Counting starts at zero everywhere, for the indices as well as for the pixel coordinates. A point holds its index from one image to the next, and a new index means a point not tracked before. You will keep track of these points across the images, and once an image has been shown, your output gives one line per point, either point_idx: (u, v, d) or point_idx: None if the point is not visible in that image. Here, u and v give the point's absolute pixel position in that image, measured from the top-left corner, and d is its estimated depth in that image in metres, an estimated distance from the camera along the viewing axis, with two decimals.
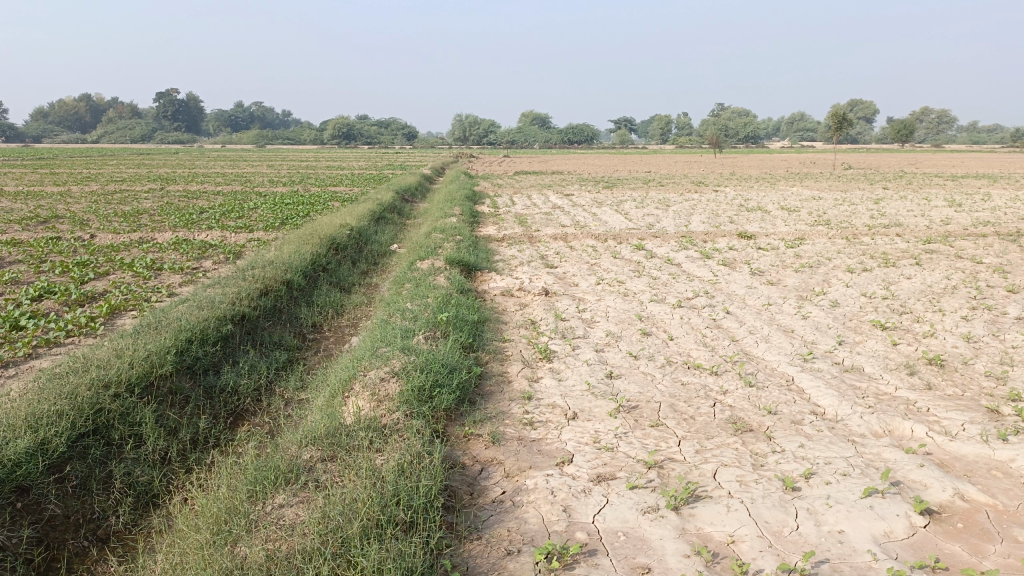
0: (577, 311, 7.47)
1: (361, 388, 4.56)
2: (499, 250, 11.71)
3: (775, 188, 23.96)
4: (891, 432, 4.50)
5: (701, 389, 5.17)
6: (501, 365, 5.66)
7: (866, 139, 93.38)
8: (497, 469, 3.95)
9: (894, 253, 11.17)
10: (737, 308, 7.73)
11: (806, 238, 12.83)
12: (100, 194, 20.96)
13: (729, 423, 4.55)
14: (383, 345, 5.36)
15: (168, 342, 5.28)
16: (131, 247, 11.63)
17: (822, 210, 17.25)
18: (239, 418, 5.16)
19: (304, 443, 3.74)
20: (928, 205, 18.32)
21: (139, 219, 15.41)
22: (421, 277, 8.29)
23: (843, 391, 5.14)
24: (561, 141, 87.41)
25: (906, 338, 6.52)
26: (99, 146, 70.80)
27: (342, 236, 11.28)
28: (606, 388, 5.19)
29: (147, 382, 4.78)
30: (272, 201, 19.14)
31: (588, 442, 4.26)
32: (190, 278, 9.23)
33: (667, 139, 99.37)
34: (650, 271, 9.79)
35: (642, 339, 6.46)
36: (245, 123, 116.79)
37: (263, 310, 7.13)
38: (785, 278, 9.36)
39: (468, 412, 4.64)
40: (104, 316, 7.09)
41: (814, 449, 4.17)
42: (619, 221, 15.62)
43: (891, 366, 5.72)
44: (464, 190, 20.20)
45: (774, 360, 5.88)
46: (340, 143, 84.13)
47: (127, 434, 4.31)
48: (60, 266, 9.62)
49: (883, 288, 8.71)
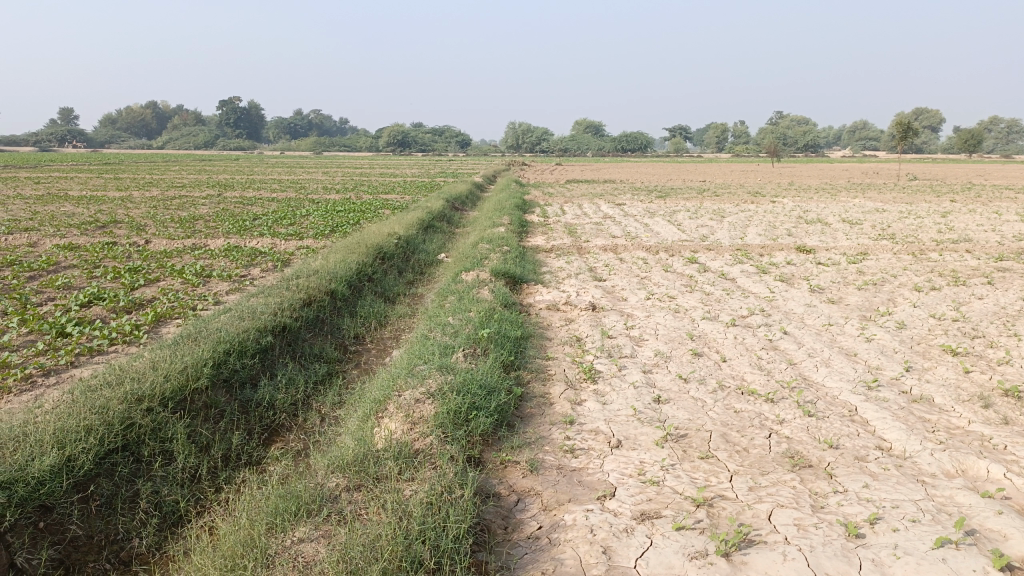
0: (625, 328, 7.18)
1: (394, 409, 4.38)
2: (547, 261, 11.49)
3: (835, 200, 23.22)
4: (965, 472, 4.13)
5: (756, 418, 4.85)
6: (543, 386, 5.43)
7: (932, 149, 90.49)
8: (534, 501, 3.72)
9: (964, 271, 10.61)
10: (795, 328, 7.34)
11: (868, 254, 12.31)
12: (160, 199, 21.42)
13: (784, 458, 4.23)
14: (421, 363, 5.18)
15: (204, 354, 5.17)
16: (184, 253, 11.76)
17: (886, 223, 16.62)
18: (273, 434, 5.04)
19: (332, 470, 3.58)
20: (1000, 219, 17.50)
21: (195, 225, 15.65)
22: (465, 289, 8.12)
23: (911, 425, 4.77)
24: (614, 149, 87.04)
25: (979, 365, 6.08)
26: (162, 150, 72.99)
27: (390, 244, 11.19)
28: (653, 414, 4.91)
29: (181, 396, 4.67)
30: (324, 208, 19.28)
31: (632, 474, 4.00)
32: (237, 286, 9.24)
33: (722, 148, 98.02)
34: (703, 286, 9.47)
35: (693, 360, 6.15)
36: (303, 130, 119.10)
37: (305, 321, 7.03)
38: (846, 296, 8.93)
39: (506, 436, 4.42)
40: (149, 325, 7.08)
41: (879, 491, 3.83)
42: (672, 233, 15.26)
43: (963, 398, 5.31)
44: (514, 199, 20.08)
45: (834, 387, 5.52)
46: (394, 150, 85.17)
47: (158, 451, 4.20)
48: (112, 271, 9.74)
49: (953, 308, 8.22)
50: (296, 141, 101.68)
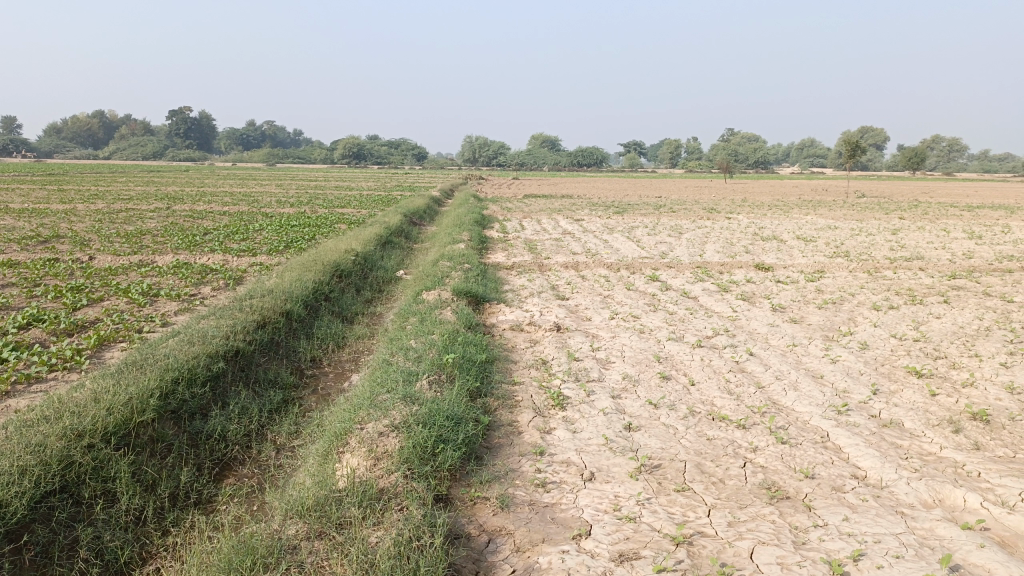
0: (591, 350, 7.04)
1: (357, 443, 4.15)
2: (509, 278, 11.33)
3: (788, 216, 23.56)
4: (942, 502, 4.05)
5: (729, 446, 4.73)
6: (511, 413, 5.24)
7: (876, 167, 93.41)
8: (505, 541, 3.53)
9: (919, 290, 10.75)
10: (761, 349, 7.29)
11: (825, 272, 12.42)
12: (106, 212, 20.74)
13: (762, 490, 4.11)
14: (383, 391, 4.95)
15: (151, 384, 4.87)
16: (130, 270, 11.30)
17: (840, 241, 16.88)
18: (225, 469, 4.76)
19: (290, 516, 3.34)
20: (948, 237, 17.91)
21: (143, 240, 15.12)
22: (426, 309, 7.90)
23: (885, 452, 4.70)
24: (570, 163, 87.80)
25: (945, 387, 6.08)
26: (109, 160, 71.23)
27: (347, 262, 10.91)
28: (625, 443, 4.75)
29: (126, 430, 4.37)
30: (278, 223, 18.86)
31: (608, 510, 3.84)
32: (187, 306, 8.87)
33: (676, 163, 99.52)
34: (666, 305, 9.41)
35: (662, 384, 6.03)
36: (256, 142, 117.46)
37: (259, 344, 6.73)
38: (808, 315, 8.95)
39: (475, 470, 4.22)
40: (91, 349, 6.71)
41: (860, 525, 3.72)
42: (632, 249, 15.25)
43: (933, 422, 5.27)
44: (473, 214, 19.94)
45: (805, 412, 5.45)
46: (349, 163, 84.51)
47: (99, 492, 3.91)
48: (54, 290, 9.28)
49: (913, 328, 8.28)
50: (249, 152, 100.19)
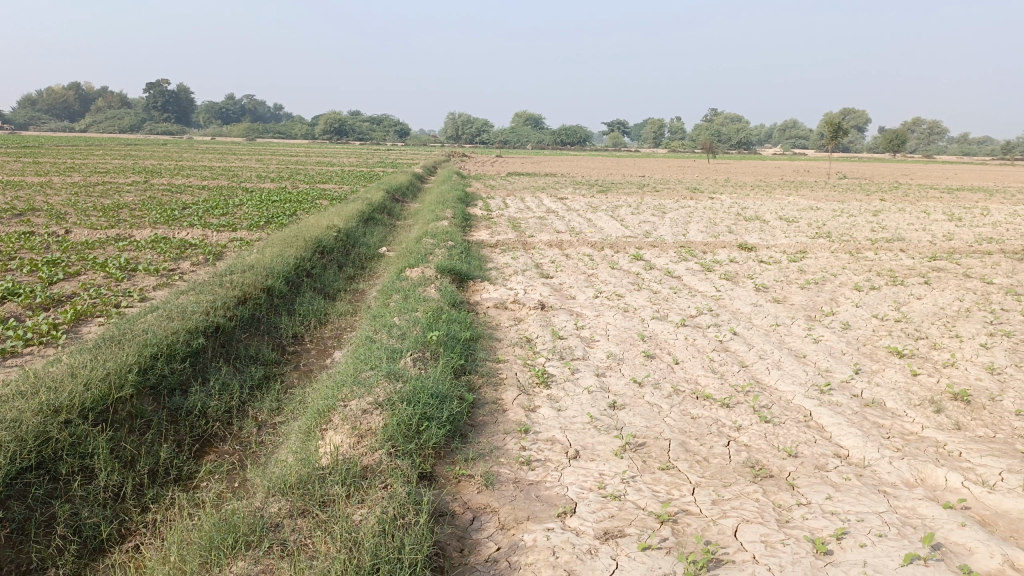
0: (575, 329, 7.01)
1: (340, 420, 4.10)
2: (492, 256, 11.26)
3: (771, 197, 23.62)
4: (923, 482, 4.09)
5: (713, 425, 4.73)
6: (495, 391, 5.22)
7: (858, 148, 94.00)
8: (490, 519, 3.51)
9: (900, 271, 10.82)
10: (744, 328, 7.30)
11: (807, 252, 12.47)
12: (82, 185, 20.37)
13: (746, 468, 4.11)
14: (366, 368, 4.90)
15: (130, 359, 4.79)
16: (108, 244, 11.12)
17: (822, 222, 16.95)
18: (206, 446, 4.70)
19: (272, 494, 3.30)
20: (928, 218, 18.04)
21: (120, 214, 14.86)
22: (410, 286, 7.83)
23: (867, 431, 4.73)
24: (553, 142, 87.46)
25: (926, 367, 6.13)
26: (85, 133, 69.89)
27: (329, 238, 10.79)
28: (610, 421, 4.74)
29: (104, 406, 4.29)
30: (259, 198, 18.62)
31: (592, 488, 3.83)
32: (166, 281, 8.74)
33: (659, 143, 99.55)
34: (650, 284, 9.40)
35: (646, 362, 6.03)
36: (236, 116, 115.94)
37: (239, 320, 6.64)
38: (791, 295, 8.98)
39: (460, 448, 4.20)
40: (68, 324, 6.60)
41: (842, 503, 3.74)
42: (615, 228, 15.22)
43: (914, 402, 5.31)
44: (456, 191, 19.81)
45: (788, 391, 5.47)
46: (331, 139, 83.62)
47: (77, 468, 3.84)
48: (29, 264, 9.09)
49: (895, 309, 8.33)
50: (229, 126, 98.91)
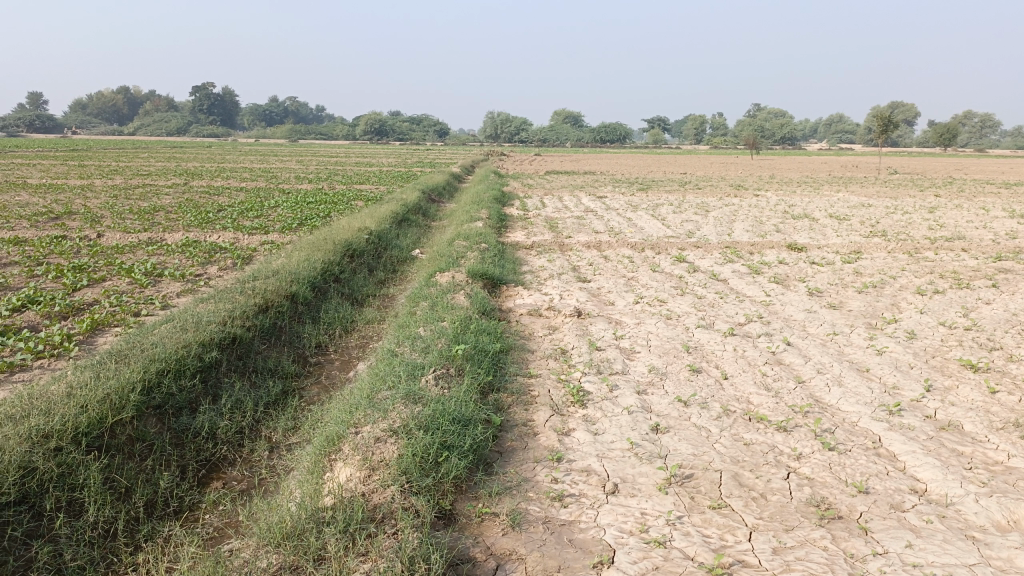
0: (614, 339, 6.52)
1: (350, 450, 3.71)
2: (528, 259, 10.80)
3: (818, 193, 22.77)
4: (1018, 525, 3.52)
5: (770, 453, 4.22)
6: (525, 412, 4.77)
7: (906, 141, 91.78)
8: (516, 569, 3.07)
9: (964, 272, 10.09)
10: (798, 338, 6.73)
11: (862, 252, 11.76)
12: (123, 188, 20.42)
13: (809, 508, 3.60)
14: (384, 389, 4.49)
15: (133, 377, 4.44)
16: (137, 248, 10.92)
17: (875, 219, 16.16)
18: (212, 471, 4.35)
19: (264, 546, 2.94)
20: (988, 215, 17.11)
21: (155, 217, 14.72)
22: (439, 293, 7.42)
23: (946, 462, 4.17)
24: (593, 139, 86.72)
25: (1005, 384, 5.51)
26: (131, 136, 71.11)
27: (360, 240, 10.44)
28: (652, 448, 4.26)
29: (101, 430, 3.94)
30: (295, 200, 18.40)
31: (633, 531, 3.36)
32: (190, 287, 8.47)
33: (700, 139, 98.17)
34: (694, 288, 8.86)
35: (692, 377, 5.52)
36: (278, 118, 117.64)
37: (259, 330, 6.28)
38: (848, 300, 8.35)
39: (484, 481, 3.78)
40: (83, 334, 6.34)
41: (926, 553, 3.21)
42: (657, 228, 14.66)
43: (996, 425, 4.73)
44: (492, 191, 19.41)
45: (852, 412, 4.92)
46: (371, 139, 83.94)
47: (64, 503, 3.50)
48: (55, 269, 8.89)
49: (963, 315, 7.67)
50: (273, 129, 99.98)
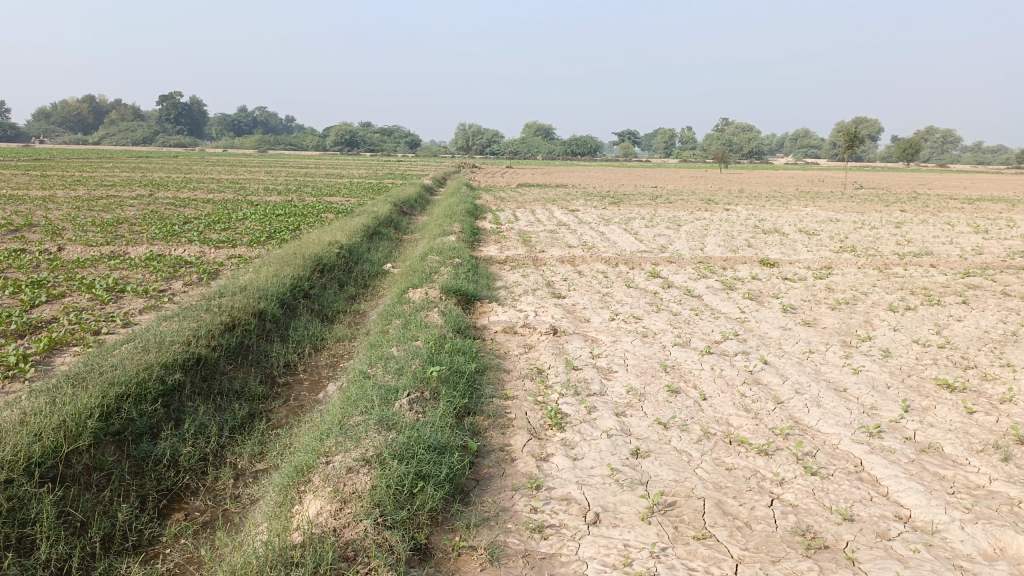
0: (591, 358, 6.42)
1: (321, 481, 3.55)
2: (501, 274, 10.68)
3: (788, 208, 22.99)
4: (1004, 552, 3.46)
5: (752, 478, 4.13)
6: (503, 437, 4.63)
7: (870, 156, 93.59)
8: None
9: (934, 288, 10.17)
10: (775, 356, 6.68)
11: (833, 268, 11.82)
12: (86, 199, 19.95)
13: (795, 538, 3.51)
14: (356, 414, 4.32)
15: (90, 402, 4.22)
16: (99, 262, 10.60)
17: (844, 234, 16.32)
18: (173, 502, 4.15)
19: None
20: (953, 231, 17.37)
21: (118, 229, 14.37)
22: (411, 311, 7.27)
23: (929, 487, 4.11)
24: (564, 152, 87.08)
25: (982, 404, 5.50)
26: (95, 145, 69.86)
27: (330, 254, 10.25)
28: (633, 474, 4.15)
29: (55, 460, 3.73)
30: (263, 212, 18.11)
31: (617, 565, 3.24)
32: (154, 303, 8.22)
33: (670, 152, 99.15)
34: (670, 305, 8.81)
35: (670, 398, 5.43)
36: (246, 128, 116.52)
37: (224, 350, 6.07)
38: (822, 317, 8.34)
39: (461, 512, 3.64)
40: (39, 354, 6.08)
41: None
42: (630, 242, 14.63)
43: (977, 447, 4.69)
44: (464, 204, 19.30)
45: (832, 434, 4.86)
46: (340, 150, 83.37)
47: (14, 539, 3.29)
48: (12, 284, 8.57)
49: (935, 332, 7.69)
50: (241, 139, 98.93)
